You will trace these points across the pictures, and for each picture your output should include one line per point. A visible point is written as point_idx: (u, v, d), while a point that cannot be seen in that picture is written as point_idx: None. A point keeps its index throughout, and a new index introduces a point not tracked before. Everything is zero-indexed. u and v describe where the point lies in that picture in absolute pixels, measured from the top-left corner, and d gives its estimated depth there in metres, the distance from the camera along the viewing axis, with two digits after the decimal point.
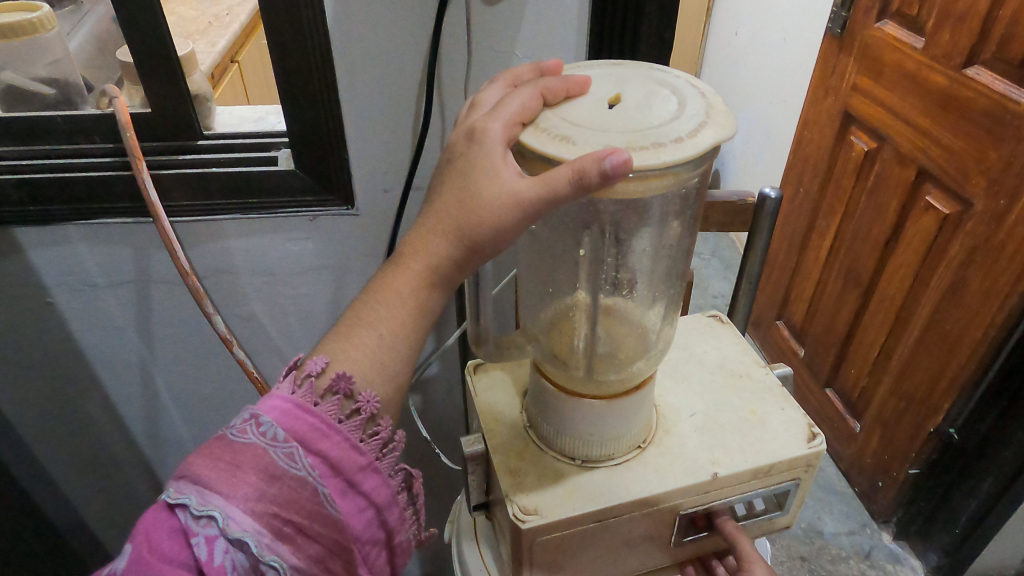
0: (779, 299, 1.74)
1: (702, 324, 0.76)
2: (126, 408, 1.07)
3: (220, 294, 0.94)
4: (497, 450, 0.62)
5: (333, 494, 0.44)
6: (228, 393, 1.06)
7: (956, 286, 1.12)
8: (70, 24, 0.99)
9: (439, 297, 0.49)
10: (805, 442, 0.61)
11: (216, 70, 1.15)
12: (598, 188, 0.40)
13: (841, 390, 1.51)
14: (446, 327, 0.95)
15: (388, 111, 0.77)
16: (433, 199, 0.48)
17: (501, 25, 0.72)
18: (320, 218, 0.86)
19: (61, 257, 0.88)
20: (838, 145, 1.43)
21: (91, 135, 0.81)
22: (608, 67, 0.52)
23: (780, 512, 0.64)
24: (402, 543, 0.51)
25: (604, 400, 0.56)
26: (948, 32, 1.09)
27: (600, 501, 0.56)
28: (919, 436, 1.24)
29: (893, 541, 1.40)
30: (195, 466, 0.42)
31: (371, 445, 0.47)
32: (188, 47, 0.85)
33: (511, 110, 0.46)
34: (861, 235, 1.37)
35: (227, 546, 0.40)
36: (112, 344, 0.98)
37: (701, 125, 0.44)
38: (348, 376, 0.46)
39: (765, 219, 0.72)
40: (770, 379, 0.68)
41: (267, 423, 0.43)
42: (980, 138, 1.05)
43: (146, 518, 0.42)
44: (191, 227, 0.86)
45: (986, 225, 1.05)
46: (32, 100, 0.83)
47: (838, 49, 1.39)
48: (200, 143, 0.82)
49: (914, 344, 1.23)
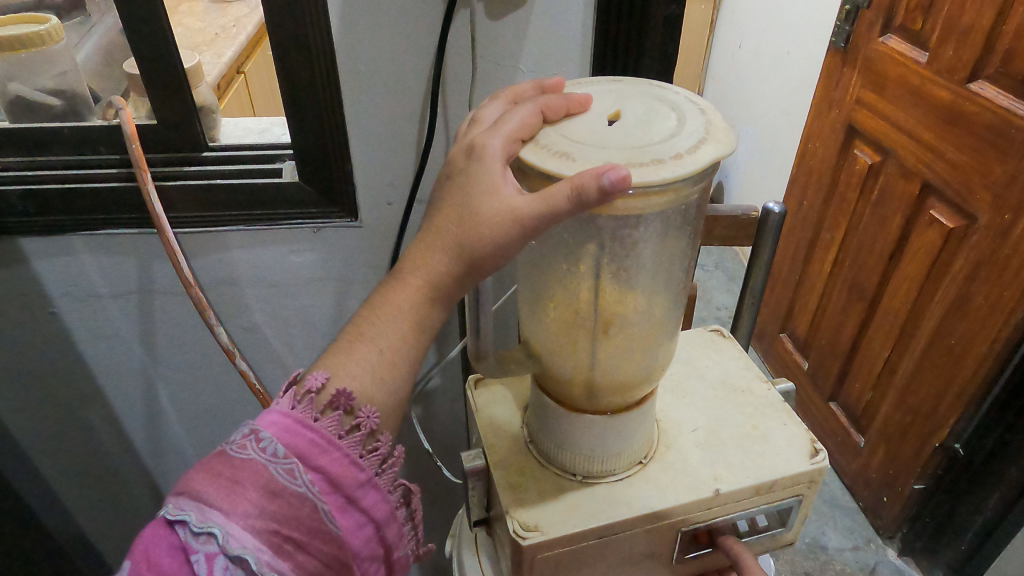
0: (783, 312, 1.74)
1: (702, 338, 0.76)
2: (126, 419, 1.07)
3: (223, 304, 0.94)
4: (498, 465, 0.62)
5: (332, 511, 0.44)
6: (229, 405, 1.05)
7: (961, 300, 1.11)
8: (78, 36, 1.01)
9: (439, 312, 0.49)
10: (807, 458, 0.60)
11: (223, 80, 1.16)
12: (597, 205, 0.40)
13: (846, 403, 1.51)
14: (448, 339, 0.95)
15: (392, 125, 0.78)
16: (432, 214, 0.48)
17: (506, 41, 0.72)
18: (324, 231, 0.87)
19: (65, 267, 0.88)
20: (842, 158, 1.43)
21: (97, 146, 0.82)
22: (609, 83, 0.53)
23: (783, 528, 0.63)
24: (400, 558, 0.50)
25: (604, 414, 0.57)
26: (952, 47, 1.09)
27: (600, 518, 0.56)
28: (924, 451, 1.23)
29: (898, 557, 1.38)
30: (194, 482, 0.42)
31: (370, 460, 0.47)
32: (195, 59, 0.86)
33: (511, 126, 0.46)
34: (865, 248, 1.37)
35: (227, 563, 0.40)
36: (115, 354, 0.98)
37: (701, 142, 0.44)
38: (349, 391, 0.46)
39: (769, 233, 0.72)
40: (773, 394, 0.68)
41: (267, 439, 0.43)
42: (985, 154, 1.05)
43: (145, 534, 0.41)
44: (195, 237, 0.87)
45: (991, 240, 1.05)
46: (40, 111, 0.83)
47: (842, 63, 1.40)
48: (204, 154, 0.83)
49: (919, 357, 1.22)
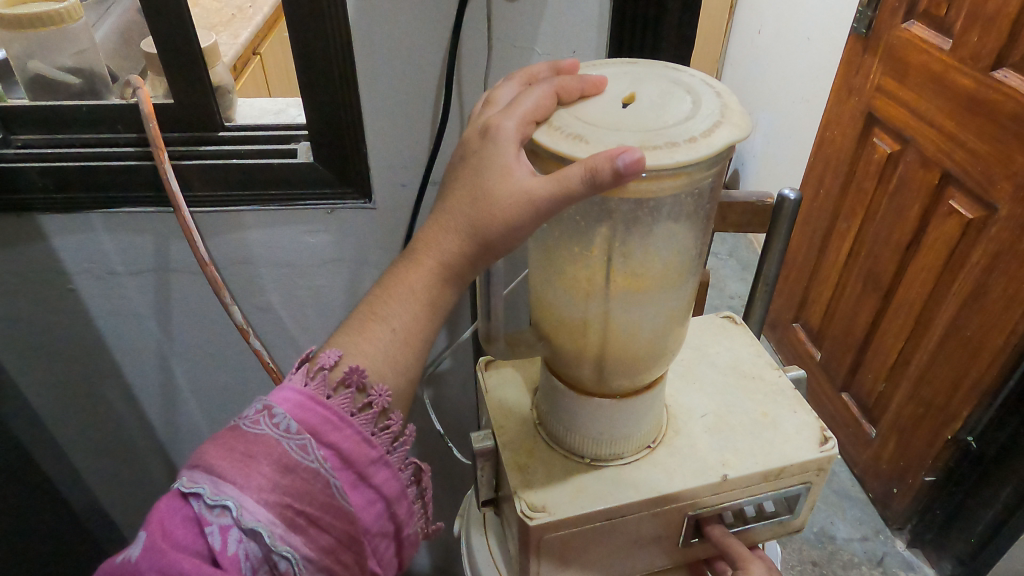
0: (796, 302, 1.73)
1: (714, 325, 0.76)
2: (144, 394, 1.09)
3: (238, 283, 0.95)
4: (508, 446, 0.62)
5: (344, 486, 0.45)
6: (244, 382, 1.07)
7: (978, 291, 1.10)
8: (97, 14, 1.01)
9: (451, 293, 0.50)
10: (817, 445, 0.60)
11: (239, 60, 1.17)
12: (610, 187, 0.40)
13: (857, 394, 1.50)
14: (460, 322, 0.96)
15: (406, 106, 0.77)
16: (445, 196, 0.48)
17: (522, 23, 0.72)
18: (337, 212, 0.87)
19: (84, 245, 0.90)
20: (861, 146, 1.41)
21: (116, 125, 0.83)
22: (624, 65, 0.52)
23: (790, 515, 0.63)
24: (410, 535, 0.51)
25: (614, 398, 0.57)
26: (976, 34, 1.07)
27: (608, 500, 0.56)
28: (936, 444, 1.22)
29: (907, 548, 1.38)
30: (209, 455, 0.42)
31: (381, 438, 0.48)
32: (211, 39, 0.86)
33: (525, 108, 0.46)
34: (881, 237, 1.36)
35: (241, 535, 0.40)
36: (132, 331, 1.00)
37: (716, 125, 0.44)
38: (361, 369, 0.47)
39: (784, 220, 0.71)
40: (783, 382, 0.68)
41: (280, 415, 0.44)
42: (1006, 143, 1.03)
43: (160, 507, 0.42)
44: (212, 217, 0.88)
45: (1010, 231, 1.03)
46: (59, 90, 0.85)
47: (863, 49, 1.37)
48: (221, 134, 0.84)
49: (934, 348, 1.21)
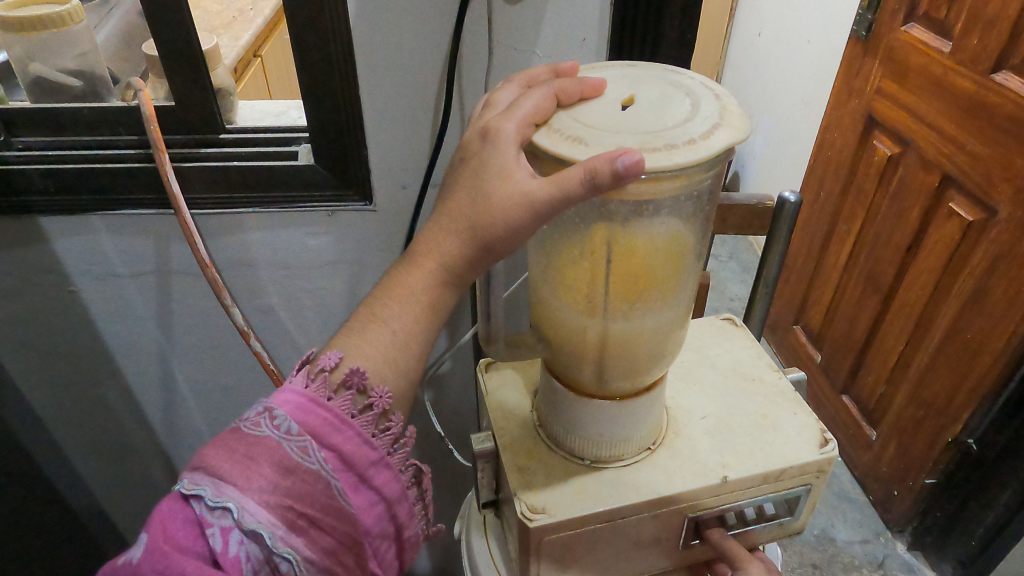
0: (797, 304, 1.73)
1: (714, 327, 0.76)
2: (144, 396, 1.09)
3: (239, 285, 0.95)
4: (508, 448, 0.62)
5: (345, 488, 0.45)
6: (245, 384, 1.07)
7: (979, 293, 1.10)
8: (99, 16, 1.02)
9: (451, 294, 0.50)
10: (817, 447, 0.60)
11: (240, 62, 1.17)
12: (610, 188, 0.40)
13: (858, 396, 1.50)
14: (460, 324, 0.96)
15: (406, 108, 0.78)
16: (445, 198, 0.48)
17: (522, 25, 0.72)
18: (338, 214, 0.87)
19: (85, 246, 0.90)
20: (861, 148, 1.41)
21: (117, 127, 0.83)
22: (623, 68, 0.52)
23: (791, 517, 0.63)
24: (411, 537, 0.51)
25: (614, 400, 0.57)
26: (976, 36, 1.07)
27: (608, 502, 0.56)
28: (937, 446, 1.22)
29: (907, 551, 1.38)
30: (210, 457, 0.42)
31: (382, 440, 0.48)
32: (212, 41, 0.86)
33: (524, 110, 0.46)
34: (881, 240, 1.36)
35: (242, 537, 0.40)
36: (132, 333, 1.00)
37: (715, 127, 0.44)
38: (362, 370, 0.47)
39: (784, 222, 0.71)
40: (783, 383, 0.68)
41: (281, 416, 0.44)
42: (1006, 145, 1.03)
43: (161, 508, 0.42)
44: (213, 218, 0.88)
45: (1011, 234, 1.03)
46: (60, 92, 0.85)
47: (863, 52, 1.37)
48: (222, 136, 0.84)
49: (934, 350, 1.21)
